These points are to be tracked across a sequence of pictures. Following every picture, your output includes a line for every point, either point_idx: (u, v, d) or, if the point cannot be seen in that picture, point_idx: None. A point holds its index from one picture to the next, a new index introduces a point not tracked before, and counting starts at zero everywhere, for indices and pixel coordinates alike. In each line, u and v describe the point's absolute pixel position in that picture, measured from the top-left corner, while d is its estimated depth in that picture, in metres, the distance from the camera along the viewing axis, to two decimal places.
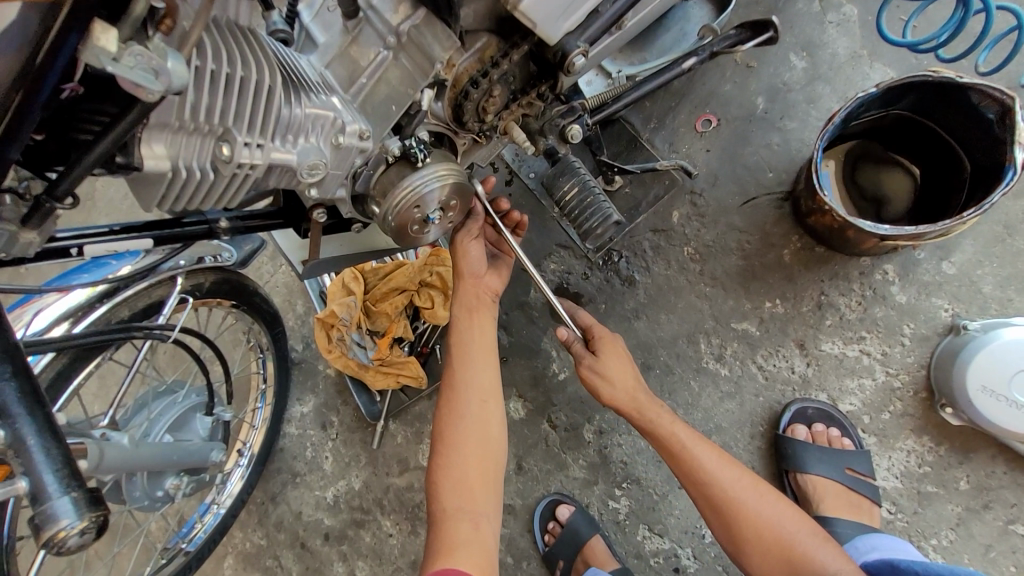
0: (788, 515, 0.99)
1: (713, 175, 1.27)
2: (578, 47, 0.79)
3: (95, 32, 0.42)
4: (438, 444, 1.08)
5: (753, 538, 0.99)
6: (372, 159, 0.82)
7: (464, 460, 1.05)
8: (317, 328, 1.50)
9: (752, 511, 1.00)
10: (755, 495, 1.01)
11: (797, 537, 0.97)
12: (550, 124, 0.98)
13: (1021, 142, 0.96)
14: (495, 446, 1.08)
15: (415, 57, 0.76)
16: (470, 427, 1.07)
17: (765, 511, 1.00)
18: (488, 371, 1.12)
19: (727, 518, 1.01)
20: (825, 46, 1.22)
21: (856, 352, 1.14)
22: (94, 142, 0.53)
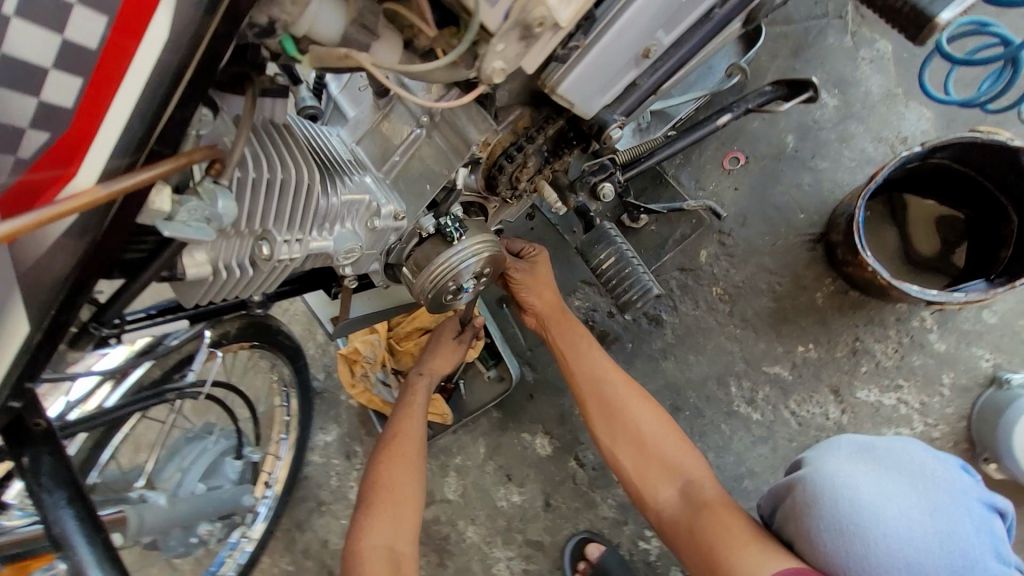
0: (675, 443, 0.98)
1: (741, 215, 1.25)
2: (615, 120, 0.77)
3: (151, 197, 0.50)
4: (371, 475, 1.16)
5: (648, 452, 0.99)
6: (405, 235, 0.81)
7: (399, 469, 1.15)
8: (340, 362, 1.50)
9: (633, 420, 1.01)
10: (640, 412, 1.01)
11: (688, 461, 0.97)
12: (581, 182, 0.96)
13: None
14: (416, 462, 1.18)
15: (449, 136, 0.74)
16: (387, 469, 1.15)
17: (656, 428, 1.00)
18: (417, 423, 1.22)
19: (616, 417, 1.01)
20: (858, 83, 1.18)
21: (893, 401, 1.12)
22: (143, 266, 0.58)
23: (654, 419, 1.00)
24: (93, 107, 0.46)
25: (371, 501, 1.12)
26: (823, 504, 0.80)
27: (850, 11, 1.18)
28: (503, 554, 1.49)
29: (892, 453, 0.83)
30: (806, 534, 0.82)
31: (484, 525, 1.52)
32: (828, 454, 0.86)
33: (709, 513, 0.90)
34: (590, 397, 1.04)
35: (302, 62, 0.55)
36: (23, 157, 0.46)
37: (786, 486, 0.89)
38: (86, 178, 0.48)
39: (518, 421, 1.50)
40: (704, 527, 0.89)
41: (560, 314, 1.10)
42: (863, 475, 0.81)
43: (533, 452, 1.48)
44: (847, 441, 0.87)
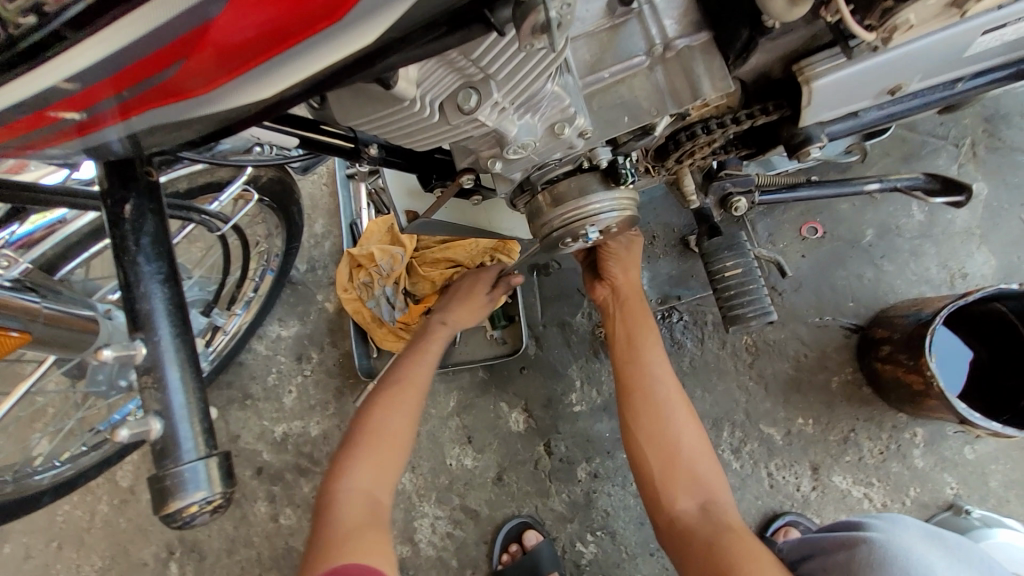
0: (709, 462, 0.95)
1: (798, 281, 1.29)
2: (820, 139, 0.74)
3: None
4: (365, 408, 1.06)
5: (676, 459, 0.95)
6: (568, 158, 0.73)
7: (399, 413, 1.05)
8: (342, 263, 1.40)
9: (676, 426, 0.97)
10: (687, 424, 0.97)
11: (716, 483, 0.94)
12: (719, 186, 0.93)
13: None
14: (415, 410, 1.07)
15: (674, 77, 0.68)
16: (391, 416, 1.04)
17: (692, 441, 0.96)
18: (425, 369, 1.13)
19: (662, 418, 0.97)
20: (946, 210, 1.25)
21: (860, 494, 1.20)
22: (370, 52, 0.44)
23: (700, 435, 0.97)
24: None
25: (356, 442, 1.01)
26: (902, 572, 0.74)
27: (966, 144, 1.25)
28: (432, 511, 1.42)
29: (960, 548, 0.80)
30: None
31: (424, 477, 1.44)
32: (899, 528, 0.81)
33: (724, 535, 0.86)
34: (641, 389, 1.00)
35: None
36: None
37: (839, 541, 0.84)
38: None
39: (501, 389, 1.44)
40: (712, 542, 0.86)
41: (635, 300, 1.08)
42: (935, 557, 0.77)
43: (504, 423, 1.42)
44: (915, 522, 0.83)
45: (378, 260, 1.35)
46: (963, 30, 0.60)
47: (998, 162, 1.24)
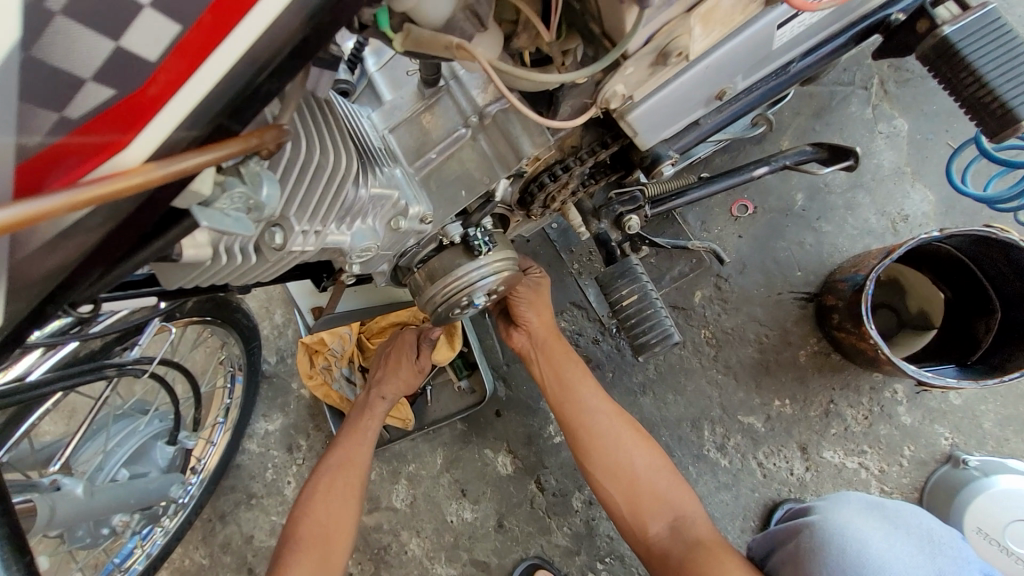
0: (669, 481, 1.01)
1: (741, 263, 1.26)
2: (669, 156, 0.73)
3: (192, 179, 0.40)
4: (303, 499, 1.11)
5: (637, 488, 1.01)
6: (425, 240, 0.73)
7: (334, 502, 1.11)
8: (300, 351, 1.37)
9: (626, 456, 1.03)
10: (632, 448, 1.03)
11: (680, 498, 1.00)
12: (607, 210, 0.91)
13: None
14: (355, 493, 1.13)
15: (497, 142, 0.67)
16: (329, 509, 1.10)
17: (646, 466, 1.02)
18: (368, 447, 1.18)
19: (610, 451, 1.04)
20: (872, 155, 1.20)
21: (855, 465, 1.16)
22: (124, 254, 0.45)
23: (649, 455, 1.03)
24: (178, 74, 0.35)
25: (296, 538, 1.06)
26: (834, 545, 0.87)
27: (875, 84, 1.21)
28: (445, 572, 1.42)
29: (898, 514, 0.91)
30: (803, 566, 0.88)
31: (429, 539, 1.45)
32: (839, 506, 0.94)
33: (698, 551, 0.94)
34: (586, 428, 1.06)
35: (394, 44, 0.46)
36: (69, 117, 0.34)
37: (789, 532, 0.95)
38: (138, 152, 0.36)
39: (482, 437, 1.43)
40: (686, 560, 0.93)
41: (555, 339, 1.12)
42: (867, 528, 0.89)
43: (493, 469, 1.42)
44: (859, 498, 0.95)
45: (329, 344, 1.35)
46: (758, 30, 0.59)
47: (912, 93, 1.20)
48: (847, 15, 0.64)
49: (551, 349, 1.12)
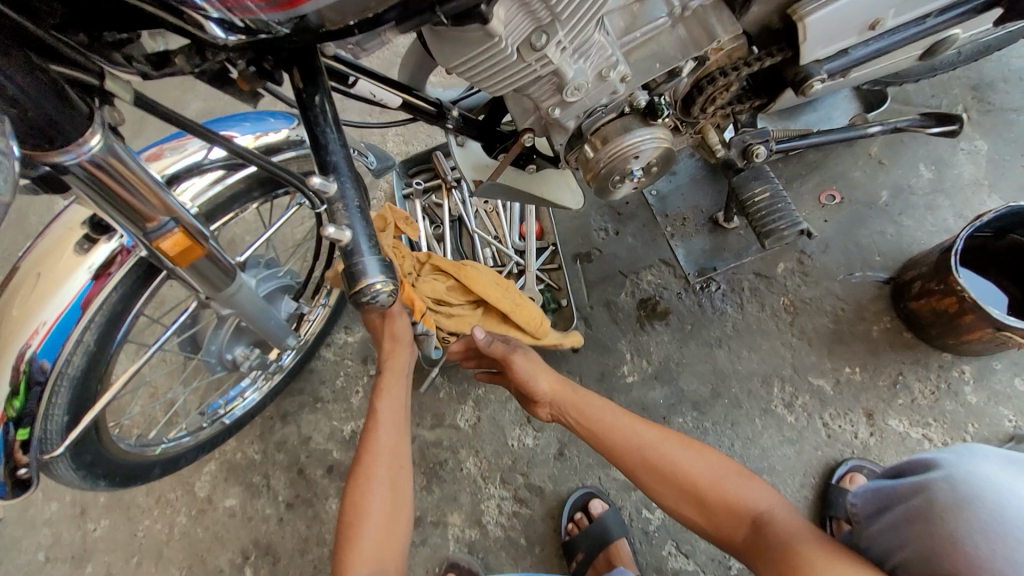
0: (740, 482, 0.95)
1: (825, 243, 1.40)
2: (819, 74, 0.90)
3: None
4: (348, 486, 1.00)
5: (710, 498, 0.95)
6: (612, 105, 0.91)
7: (380, 487, 0.99)
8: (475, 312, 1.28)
9: (684, 467, 0.98)
10: (682, 452, 0.99)
11: (755, 500, 0.93)
12: (738, 139, 1.09)
13: None
14: (403, 472, 1.03)
15: (693, 31, 0.85)
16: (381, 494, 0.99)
17: (706, 472, 0.97)
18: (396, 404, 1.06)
19: (676, 479, 0.97)
20: (953, 167, 1.37)
21: (918, 435, 1.23)
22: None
23: (715, 460, 0.98)
24: None
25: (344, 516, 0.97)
26: (975, 499, 0.73)
27: (960, 110, 1.39)
28: (498, 493, 1.46)
29: None
30: (934, 525, 0.76)
31: (487, 460, 1.50)
32: (977, 460, 0.78)
33: (794, 551, 0.84)
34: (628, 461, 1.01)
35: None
36: None
37: (912, 488, 0.83)
38: None
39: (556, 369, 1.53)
40: (761, 550, 0.87)
41: (569, 393, 1.13)
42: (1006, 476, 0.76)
43: None
44: (994, 451, 0.79)
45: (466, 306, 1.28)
46: None
47: (992, 122, 1.38)
48: None
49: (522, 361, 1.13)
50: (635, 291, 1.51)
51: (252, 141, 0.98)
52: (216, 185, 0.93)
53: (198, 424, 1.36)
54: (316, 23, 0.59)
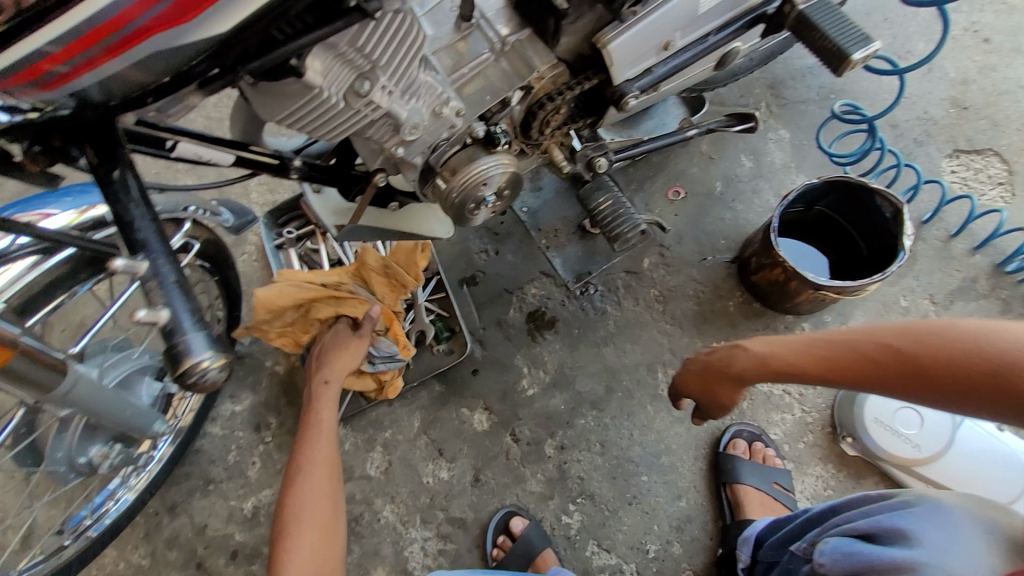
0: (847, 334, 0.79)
1: (679, 234, 1.55)
2: (632, 91, 1.01)
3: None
4: (285, 498, 1.08)
5: (894, 367, 0.74)
6: (454, 138, 0.94)
7: (312, 495, 1.08)
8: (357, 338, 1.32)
9: (851, 344, 0.78)
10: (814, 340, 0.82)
11: (863, 338, 0.77)
12: (580, 154, 1.18)
13: (908, 236, 1.19)
14: (336, 478, 1.13)
15: (515, 64, 0.92)
16: (313, 502, 1.07)
17: (900, 348, 0.74)
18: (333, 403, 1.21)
19: (847, 366, 0.78)
20: (766, 154, 1.59)
21: (780, 391, 1.40)
22: (285, 41, 0.62)
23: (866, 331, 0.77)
24: None
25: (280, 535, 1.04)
26: None
27: (763, 106, 1.63)
28: (420, 535, 1.42)
29: None
30: None
31: (403, 504, 1.45)
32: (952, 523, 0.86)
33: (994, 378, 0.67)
34: (754, 363, 0.89)
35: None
36: None
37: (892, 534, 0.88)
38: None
39: (460, 396, 1.53)
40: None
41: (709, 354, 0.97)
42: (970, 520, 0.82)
43: (469, 427, 1.50)
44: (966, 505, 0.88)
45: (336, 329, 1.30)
46: None
47: (789, 113, 1.62)
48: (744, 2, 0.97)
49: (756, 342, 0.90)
50: (522, 306, 1.57)
51: (72, 218, 0.87)
52: (28, 273, 0.82)
53: (57, 544, 1.18)
54: (104, 87, 0.56)
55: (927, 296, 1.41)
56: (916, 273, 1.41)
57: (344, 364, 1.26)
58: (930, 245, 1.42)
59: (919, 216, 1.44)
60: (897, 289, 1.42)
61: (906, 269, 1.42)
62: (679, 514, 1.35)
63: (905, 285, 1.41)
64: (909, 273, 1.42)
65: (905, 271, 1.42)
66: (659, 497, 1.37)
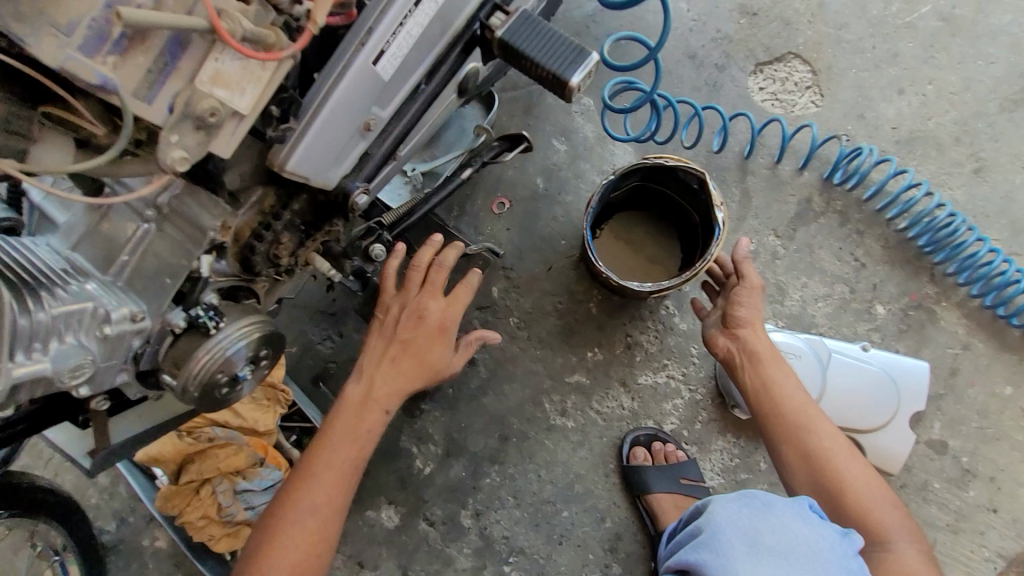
0: (877, 488, 0.92)
1: (517, 250, 1.42)
2: (358, 186, 0.84)
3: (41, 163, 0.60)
4: (308, 447, 0.92)
5: (827, 469, 0.94)
6: (153, 337, 0.75)
7: (334, 452, 0.90)
8: (226, 483, 1.25)
9: (848, 474, 0.93)
10: (844, 449, 0.95)
11: (886, 518, 0.89)
12: (353, 246, 0.99)
13: (718, 204, 1.09)
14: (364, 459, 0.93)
15: (182, 226, 0.73)
16: (334, 463, 0.90)
17: (863, 480, 0.93)
18: (398, 394, 0.95)
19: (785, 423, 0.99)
20: (577, 131, 1.44)
21: (664, 379, 1.36)
22: None
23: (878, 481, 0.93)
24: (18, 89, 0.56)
25: (286, 490, 0.88)
26: None
27: None
28: None
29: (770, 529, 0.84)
30: None
31: None
32: (718, 541, 0.86)
33: None
34: (758, 391, 1.03)
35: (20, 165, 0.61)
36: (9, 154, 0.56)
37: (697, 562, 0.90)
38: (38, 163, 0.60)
39: (359, 501, 1.39)
40: None
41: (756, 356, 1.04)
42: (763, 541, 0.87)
43: (380, 527, 1.37)
44: (734, 514, 0.89)
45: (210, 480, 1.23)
46: (356, 68, 0.71)
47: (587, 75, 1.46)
48: (443, 33, 0.82)
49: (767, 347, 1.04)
50: None
51: None
52: None
53: None
54: None
55: (771, 231, 1.34)
56: (755, 211, 1.34)
57: (417, 365, 0.96)
58: (760, 177, 1.35)
59: (742, 150, 1.36)
60: (743, 233, 1.34)
61: (745, 209, 1.34)
62: (605, 536, 1.33)
63: (749, 227, 1.34)
64: (748, 213, 1.34)
65: (745, 213, 1.34)
66: (585, 527, 1.33)
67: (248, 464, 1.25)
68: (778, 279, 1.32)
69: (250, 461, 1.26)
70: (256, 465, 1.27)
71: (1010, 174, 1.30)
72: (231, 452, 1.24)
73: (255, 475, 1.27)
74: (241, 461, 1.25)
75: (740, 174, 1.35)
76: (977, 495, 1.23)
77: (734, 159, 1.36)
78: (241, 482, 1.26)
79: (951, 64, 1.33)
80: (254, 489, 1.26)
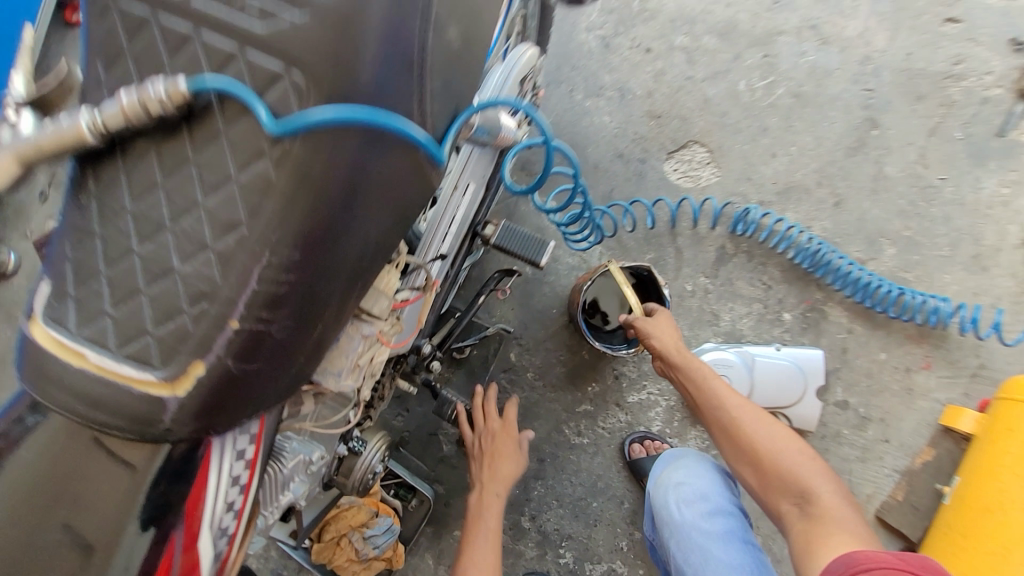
0: (814, 470, 1.18)
1: (523, 323, 1.92)
2: (423, 341, 1.40)
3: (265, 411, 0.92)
4: (467, 533, 1.51)
5: (763, 456, 1.23)
6: (330, 463, 1.24)
7: (485, 523, 1.53)
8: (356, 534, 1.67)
9: (781, 461, 1.21)
10: (788, 450, 1.22)
11: (817, 488, 1.15)
12: (420, 365, 1.47)
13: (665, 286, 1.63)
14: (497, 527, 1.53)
15: None
16: (487, 536, 1.50)
17: (781, 448, 1.23)
18: (505, 481, 1.63)
19: (726, 429, 1.30)
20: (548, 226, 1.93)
21: (646, 395, 1.88)
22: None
23: (825, 477, 1.17)
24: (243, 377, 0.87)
25: (462, 554, 1.47)
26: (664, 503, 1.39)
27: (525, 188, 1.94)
28: None
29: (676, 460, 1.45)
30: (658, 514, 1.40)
31: None
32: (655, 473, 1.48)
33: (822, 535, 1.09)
34: (710, 413, 1.35)
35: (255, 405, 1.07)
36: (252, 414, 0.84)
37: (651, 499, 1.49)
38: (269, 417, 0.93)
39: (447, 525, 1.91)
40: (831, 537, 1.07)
41: (700, 377, 1.38)
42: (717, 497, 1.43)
43: None
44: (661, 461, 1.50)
45: (344, 536, 1.65)
46: None
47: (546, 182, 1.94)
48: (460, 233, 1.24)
49: (689, 361, 1.41)
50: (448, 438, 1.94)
51: None
52: None
53: None
54: None
55: (700, 275, 1.84)
56: (686, 263, 1.84)
57: (505, 478, 1.64)
58: (685, 238, 1.85)
59: (669, 220, 1.85)
60: (680, 281, 1.84)
61: (679, 264, 1.85)
62: (626, 514, 1.86)
63: (684, 276, 1.84)
64: (682, 266, 1.85)
65: (679, 267, 1.84)
66: (611, 510, 1.87)
67: (368, 516, 1.67)
68: (711, 310, 1.83)
69: (368, 515, 1.67)
70: (374, 515, 1.69)
71: (862, 201, 1.78)
72: (354, 514, 1.64)
73: (374, 522, 1.70)
74: (363, 517, 1.66)
75: (671, 238, 1.85)
76: (873, 433, 1.75)
77: (664, 228, 1.85)
78: (365, 531, 1.68)
79: (806, 129, 1.82)
80: (377, 532, 1.70)
